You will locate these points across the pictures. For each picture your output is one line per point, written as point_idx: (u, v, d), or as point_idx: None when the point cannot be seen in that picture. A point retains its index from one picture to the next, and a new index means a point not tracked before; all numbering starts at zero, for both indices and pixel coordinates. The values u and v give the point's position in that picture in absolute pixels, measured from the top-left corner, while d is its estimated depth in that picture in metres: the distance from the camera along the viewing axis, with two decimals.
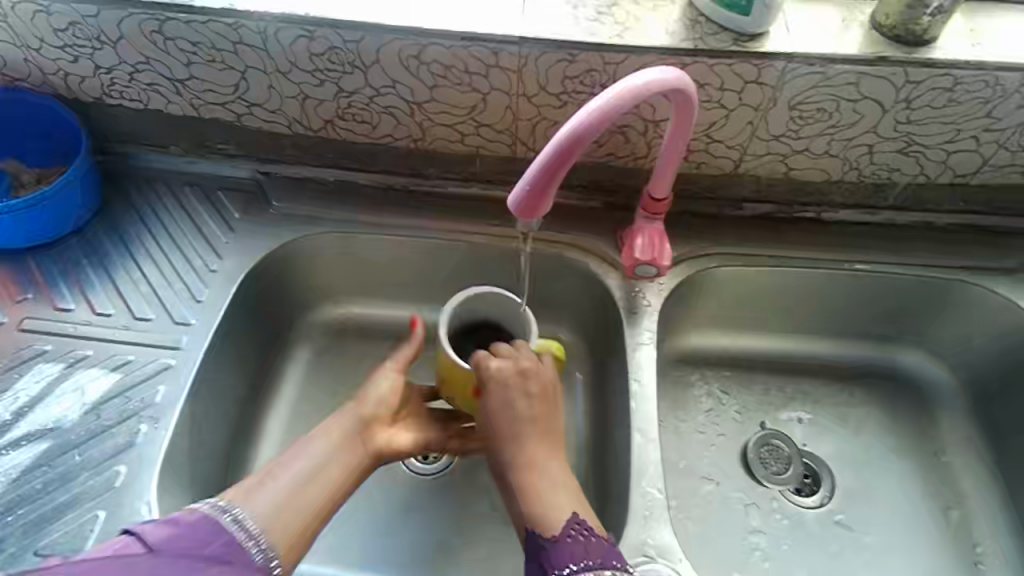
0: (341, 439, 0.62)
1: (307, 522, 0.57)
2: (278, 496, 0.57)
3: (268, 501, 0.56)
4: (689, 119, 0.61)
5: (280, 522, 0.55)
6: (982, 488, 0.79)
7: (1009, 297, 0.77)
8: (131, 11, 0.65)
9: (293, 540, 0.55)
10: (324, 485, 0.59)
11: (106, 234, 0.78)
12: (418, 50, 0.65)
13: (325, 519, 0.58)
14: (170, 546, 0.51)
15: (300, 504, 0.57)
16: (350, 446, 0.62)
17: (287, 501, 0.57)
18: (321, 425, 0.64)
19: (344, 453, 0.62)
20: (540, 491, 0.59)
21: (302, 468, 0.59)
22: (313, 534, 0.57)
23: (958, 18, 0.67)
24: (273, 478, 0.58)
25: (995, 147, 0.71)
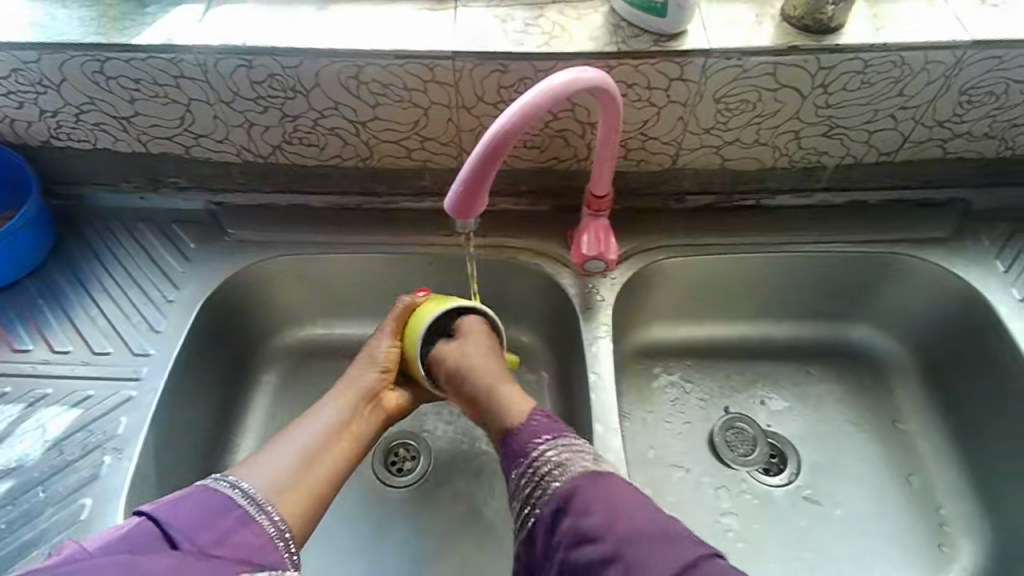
0: (343, 415, 0.66)
1: (314, 497, 0.59)
2: (282, 473, 0.58)
3: (275, 478, 0.58)
4: (615, 115, 0.64)
5: (287, 496, 0.57)
6: (940, 452, 0.82)
7: (944, 265, 0.81)
8: (71, 53, 0.66)
9: (300, 513, 0.57)
10: (327, 462, 0.61)
11: (61, 274, 0.78)
12: (356, 71, 0.68)
13: (331, 495, 0.61)
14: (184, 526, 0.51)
15: (306, 480, 0.59)
16: (350, 422, 0.66)
17: (293, 477, 0.59)
18: (322, 401, 0.67)
19: (343, 429, 0.65)
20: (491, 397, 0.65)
21: (304, 445, 0.61)
22: (322, 508, 0.59)
23: (862, 6, 0.71)
24: (277, 455, 0.60)
25: (912, 123, 0.76)
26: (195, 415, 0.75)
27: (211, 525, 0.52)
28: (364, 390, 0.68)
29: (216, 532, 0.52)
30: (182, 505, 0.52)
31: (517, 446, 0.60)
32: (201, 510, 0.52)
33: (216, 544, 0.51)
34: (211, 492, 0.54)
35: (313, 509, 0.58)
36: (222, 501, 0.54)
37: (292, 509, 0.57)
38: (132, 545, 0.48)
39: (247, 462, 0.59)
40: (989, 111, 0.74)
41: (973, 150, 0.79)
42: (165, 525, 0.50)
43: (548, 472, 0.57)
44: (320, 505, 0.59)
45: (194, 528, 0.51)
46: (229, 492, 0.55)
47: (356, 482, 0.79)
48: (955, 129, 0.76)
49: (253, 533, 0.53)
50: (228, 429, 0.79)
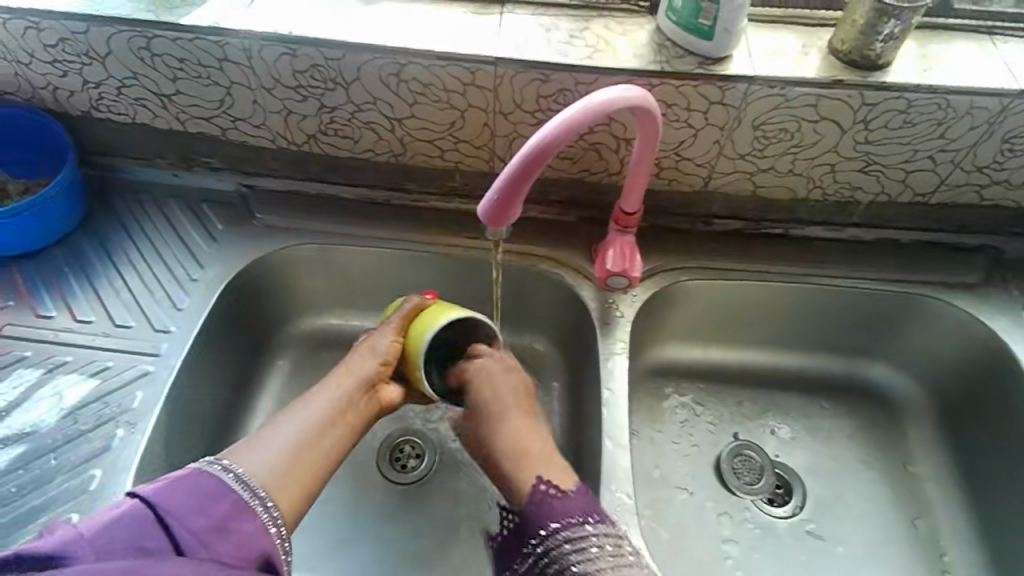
0: (336, 404, 0.65)
1: (303, 484, 0.59)
2: (274, 462, 0.58)
3: (266, 465, 0.58)
4: (654, 133, 0.64)
5: (278, 484, 0.57)
6: (949, 498, 0.81)
7: (970, 311, 0.80)
8: (119, 28, 0.67)
9: (293, 500, 0.58)
10: (319, 450, 0.62)
11: (89, 244, 0.79)
12: (397, 69, 0.68)
13: (322, 482, 0.61)
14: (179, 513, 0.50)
15: (297, 469, 0.59)
16: (344, 410, 0.66)
17: (283, 465, 0.59)
18: (316, 391, 0.66)
19: (337, 417, 0.65)
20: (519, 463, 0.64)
21: (296, 435, 0.61)
22: (312, 494, 0.60)
23: (911, 44, 0.71)
24: (269, 442, 0.60)
25: (951, 167, 0.75)
26: (208, 395, 0.75)
27: (205, 511, 0.51)
28: (361, 380, 0.68)
29: (211, 518, 0.51)
30: (175, 490, 0.51)
31: (540, 516, 0.59)
32: (197, 495, 0.52)
33: (210, 531, 0.50)
34: (205, 476, 0.54)
35: (303, 496, 0.59)
36: (215, 484, 0.54)
37: (282, 496, 0.57)
38: (127, 531, 0.47)
39: (239, 448, 0.59)
40: None
41: (1010, 198, 0.78)
42: (158, 510, 0.50)
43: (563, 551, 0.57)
44: (310, 491, 0.59)
45: (189, 516, 0.50)
46: (222, 477, 0.54)
47: (360, 475, 0.79)
48: (994, 175, 0.75)
49: (248, 520, 0.53)
50: (239, 411, 0.79)
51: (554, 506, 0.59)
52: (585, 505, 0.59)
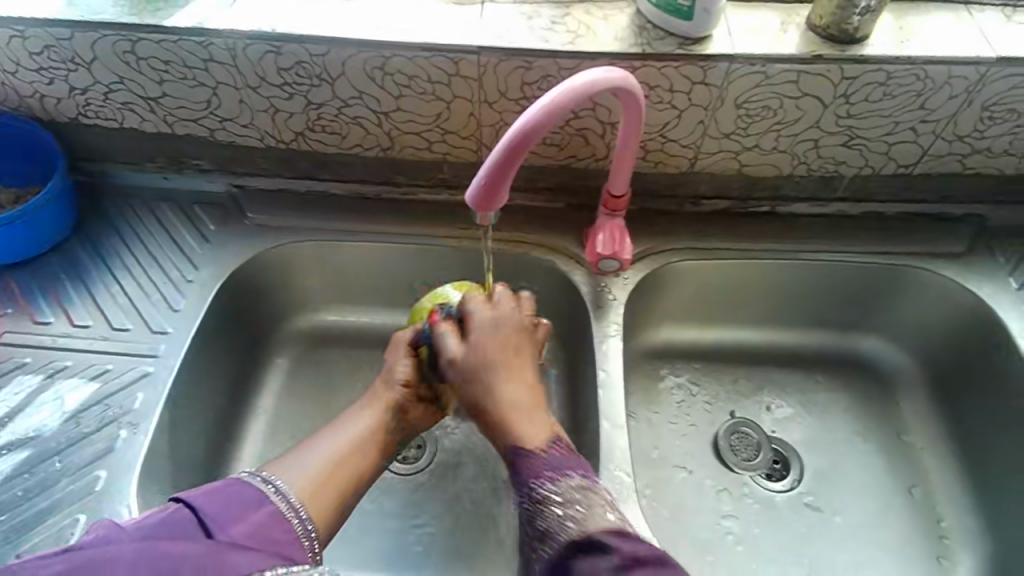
0: (373, 424, 0.66)
1: (339, 501, 0.60)
2: (312, 479, 0.59)
3: (306, 477, 0.59)
4: (638, 113, 0.65)
5: (315, 499, 0.58)
6: (943, 465, 0.82)
7: (957, 280, 0.81)
8: (103, 33, 0.68)
9: (327, 516, 0.58)
10: (355, 468, 0.62)
11: (83, 250, 0.79)
12: (382, 62, 0.68)
13: (355, 499, 0.62)
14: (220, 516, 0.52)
15: (332, 487, 0.60)
16: (379, 430, 0.66)
17: (320, 481, 0.59)
18: (353, 412, 0.67)
19: (374, 437, 0.66)
20: (511, 419, 0.58)
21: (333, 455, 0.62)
22: (348, 509, 0.60)
23: (888, 18, 0.72)
24: (309, 457, 0.61)
25: (932, 137, 0.76)
26: (208, 395, 0.76)
27: (244, 517, 0.53)
28: (395, 401, 0.68)
29: (250, 523, 0.52)
30: (216, 495, 0.53)
31: (528, 474, 0.56)
32: (234, 502, 0.53)
33: (247, 536, 0.51)
34: (244, 486, 0.55)
35: (337, 510, 0.59)
36: (256, 494, 0.55)
37: (318, 509, 0.58)
38: (169, 528, 0.49)
39: (279, 463, 0.60)
40: (1011, 128, 0.74)
41: (992, 166, 0.79)
42: (199, 514, 0.51)
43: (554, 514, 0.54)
44: (344, 507, 0.60)
45: (228, 520, 0.52)
46: (261, 487, 0.56)
47: None
48: (975, 144, 0.76)
49: (284, 528, 0.54)
50: (239, 410, 0.80)
51: (536, 463, 0.56)
52: (579, 464, 0.57)
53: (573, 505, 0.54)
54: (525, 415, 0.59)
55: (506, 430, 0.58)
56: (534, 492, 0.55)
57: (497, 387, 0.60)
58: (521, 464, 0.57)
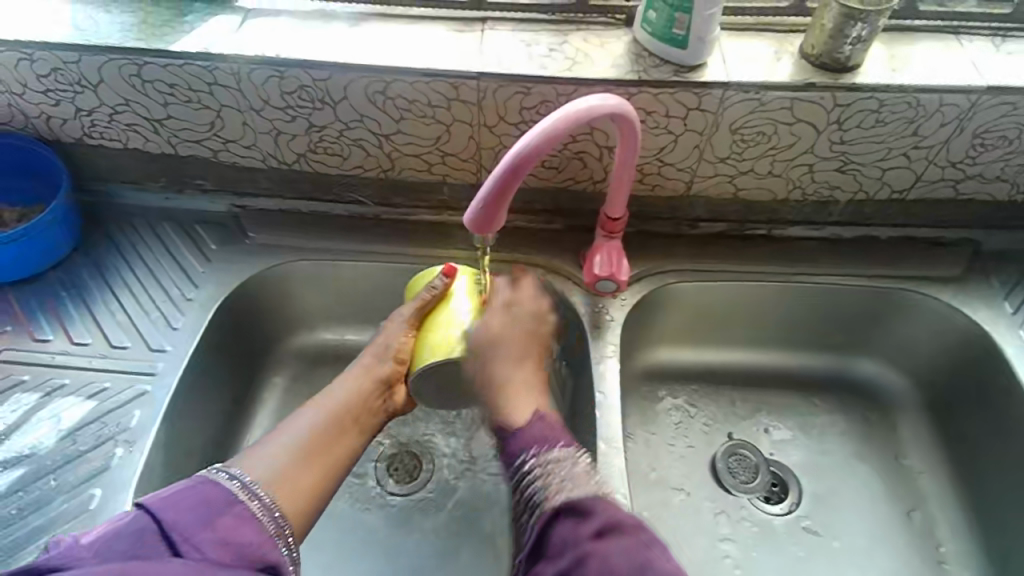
0: (348, 409, 0.67)
1: (311, 494, 0.60)
2: (283, 472, 0.60)
3: (275, 471, 0.59)
4: (635, 137, 0.66)
5: (288, 492, 0.59)
6: (941, 488, 0.82)
7: (953, 304, 0.81)
8: (110, 57, 0.69)
9: (301, 509, 0.59)
10: (327, 457, 0.63)
11: (84, 268, 0.80)
12: (384, 86, 0.70)
13: (332, 488, 0.62)
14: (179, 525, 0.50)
15: (307, 478, 0.61)
16: (355, 415, 0.67)
17: (291, 474, 0.60)
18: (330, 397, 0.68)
19: (348, 422, 0.67)
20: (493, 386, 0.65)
21: (305, 444, 0.63)
22: (322, 501, 0.61)
23: (878, 47, 0.73)
24: (275, 451, 0.61)
25: (925, 163, 0.77)
26: (206, 413, 0.76)
27: (212, 525, 0.52)
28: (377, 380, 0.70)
29: (217, 531, 0.51)
30: (180, 503, 0.52)
31: (511, 451, 0.61)
32: (201, 506, 0.52)
33: (213, 542, 0.51)
34: (212, 486, 0.54)
35: (311, 504, 0.60)
36: (223, 494, 0.54)
37: (291, 502, 0.58)
38: (128, 542, 0.48)
39: (248, 455, 0.60)
40: (1002, 154, 0.76)
41: (985, 192, 0.80)
42: (164, 526, 0.50)
43: (533, 485, 0.57)
44: (318, 501, 0.61)
45: (191, 530, 0.51)
46: (230, 486, 0.55)
47: (358, 488, 0.79)
48: (968, 170, 0.77)
49: (254, 530, 0.54)
50: (236, 428, 0.80)
51: (522, 436, 0.61)
52: (548, 432, 0.61)
53: (551, 475, 0.57)
54: (517, 394, 0.64)
55: (501, 403, 0.64)
56: (517, 468, 0.59)
57: (507, 362, 0.66)
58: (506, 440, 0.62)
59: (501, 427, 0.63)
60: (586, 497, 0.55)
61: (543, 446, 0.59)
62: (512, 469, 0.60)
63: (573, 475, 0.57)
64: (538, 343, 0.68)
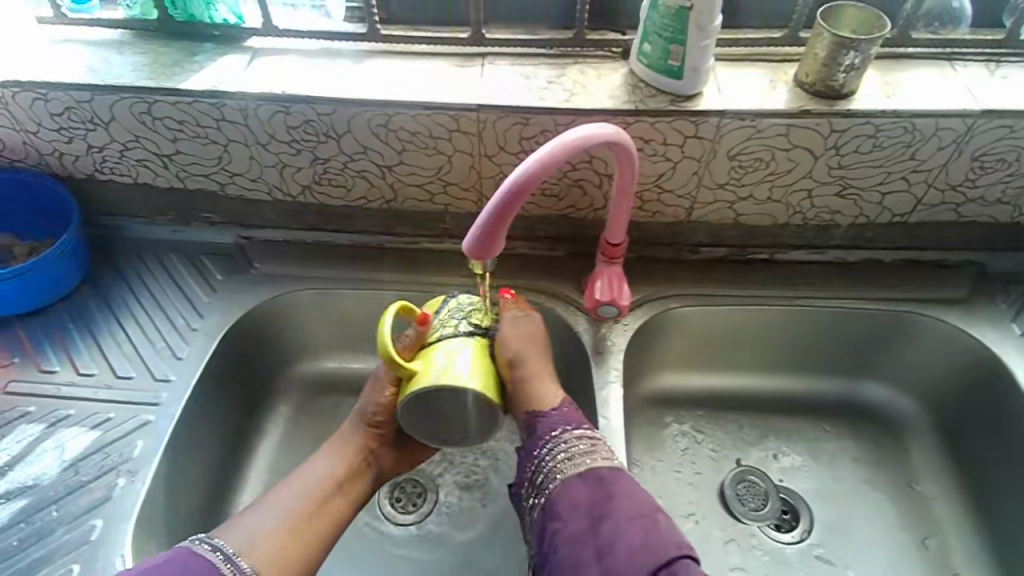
0: (334, 472, 0.66)
1: (297, 562, 0.59)
2: (264, 537, 0.59)
3: (258, 540, 0.58)
4: (632, 166, 0.67)
5: (271, 558, 0.58)
6: (956, 514, 0.80)
7: (959, 326, 0.81)
8: (121, 95, 0.71)
9: (286, 570, 0.58)
10: (317, 525, 0.62)
11: (92, 299, 0.81)
12: (386, 120, 0.71)
13: (321, 549, 0.61)
14: None
15: (294, 541, 0.60)
16: (344, 479, 0.66)
17: (273, 539, 0.59)
18: (320, 454, 0.68)
19: (338, 483, 0.66)
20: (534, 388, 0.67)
21: (292, 507, 0.62)
22: (312, 565, 0.60)
23: (873, 74, 0.74)
24: (259, 519, 0.60)
25: (925, 186, 0.77)
26: (210, 443, 0.76)
27: None
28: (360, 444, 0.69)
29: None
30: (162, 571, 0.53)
31: (537, 433, 0.64)
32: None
33: None
34: (194, 557, 0.55)
35: (298, 567, 0.59)
36: (205, 566, 0.54)
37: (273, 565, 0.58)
38: None
39: (230, 524, 0.59)
40: (1002, 177, 0.76)
41: (987, 214, 0.80)
42: None
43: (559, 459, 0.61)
44: (307, 568, 0.60)
45: None
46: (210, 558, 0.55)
47: (361, 518, 0.79)
48: (968, 193, 0.78)
49: None
50: (241, 457, 0.80)
51: (545, 421, 0.64)
52: (569, 418, 0.65)
53: (571, 454, 0.61)
54: (542, 382, 0.67)
55: (528, 399, 0.66)
56: (541, 447, 0.62)
57: (530, 360, 0.68)
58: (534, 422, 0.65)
59: (531, 413, 0.66)
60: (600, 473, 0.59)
61: (565, 428, 0.63)
62: (533, 450, 0.63)
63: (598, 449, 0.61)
64: (535, 346, 0.69)
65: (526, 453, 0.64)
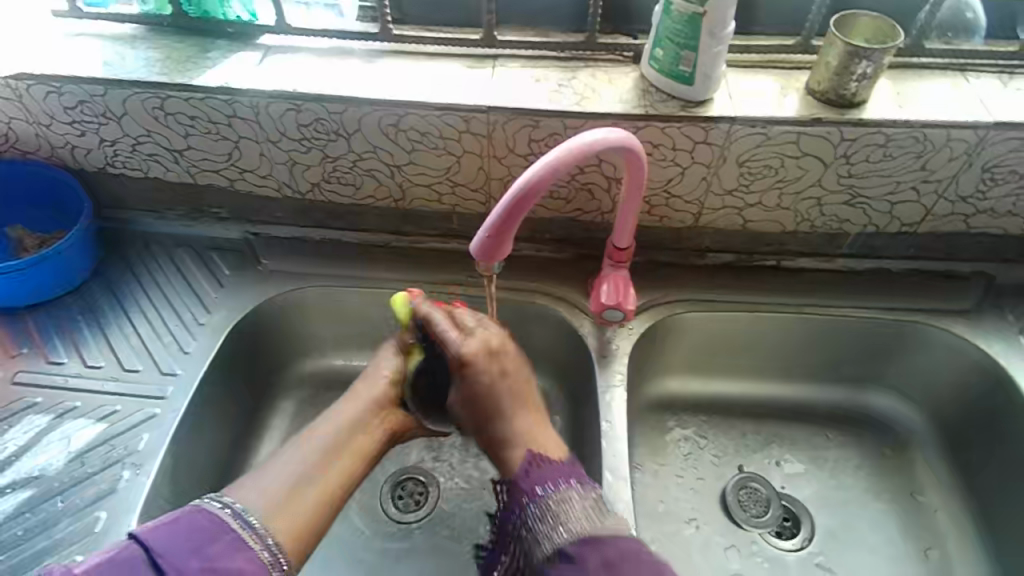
0: (347, 428, 0.62)
1: (311, 520, 0.54)
2: (276, 495, 0.54)
3: (271, 497, 0.54)
4: (641, 170, 0.67)
5: (285, 516, 0.53)
6: (959, 527, 0.80)
7: (967, 337, 0.80)
8: (135, 90, 0.72)
9: (300, 530, 0.54)
10: (332, 481, 0.58)
11: (101, 292, 0.82)
12: (396, 120, 0.72)
13: (336, 507, 0.57)
14: (170, 547, 0.48)
15: (308, 500, 0.55)
16: (359, 435, 0.62)
17: (287, 496, 0.55)
18: (333, 409, 0.64)
19: (353, 438, 0.61)
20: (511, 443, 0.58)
21: (305, 461, 0.58)
22: (325, 526, 0.56)
23: (885, 83, 0.74)
24: (275, 472, 0.56)
25: (935, 197, 0.77)
26: (214, 437, 0.77)
27: (200, 550, 0.48)
28: (373, 400, 0.65)
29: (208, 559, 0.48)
30: (173, 528, 0.49)
31: (519, 493, 0.55)
32: (192, 534, 0.49)
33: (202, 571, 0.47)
34: (203, 513, 0.51)
35: (311, 527, 0.54)
36: (217, 521, 0.51)
37: (286, 523, 0.53)
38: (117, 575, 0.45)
39: (244, 480, 0.55)
40: (1013, 189, 0.75)
41: (997, 226, 0.80)
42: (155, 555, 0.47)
43: (546, 525, 0.52)
44: (318, 531, 0.55)
45: (185, 556, 0.48)
46: (221, 513, 0.51)
47: (363, 515, 0.79)
48: (978, 205, 0.77)
49: (246, 555, 0.50)
50: (244, 452, 0.80)
51: (528, 477, 0.55)
52: (557, 473, 0.55)
53: (560, 518, 0.52)
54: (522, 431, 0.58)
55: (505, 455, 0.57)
56: (524, 512, 0.54)
57: (521, 417, 0.59)
58: (516, 480, 0.55)
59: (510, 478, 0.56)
60: (593, 537, 0.50)
61: (550, 486, 0.54)
62: (521, 513, 0.54)
63: (590, 511, 0.52)
64: (505, 385, 0.59)
65: (511, 513, 0.56)
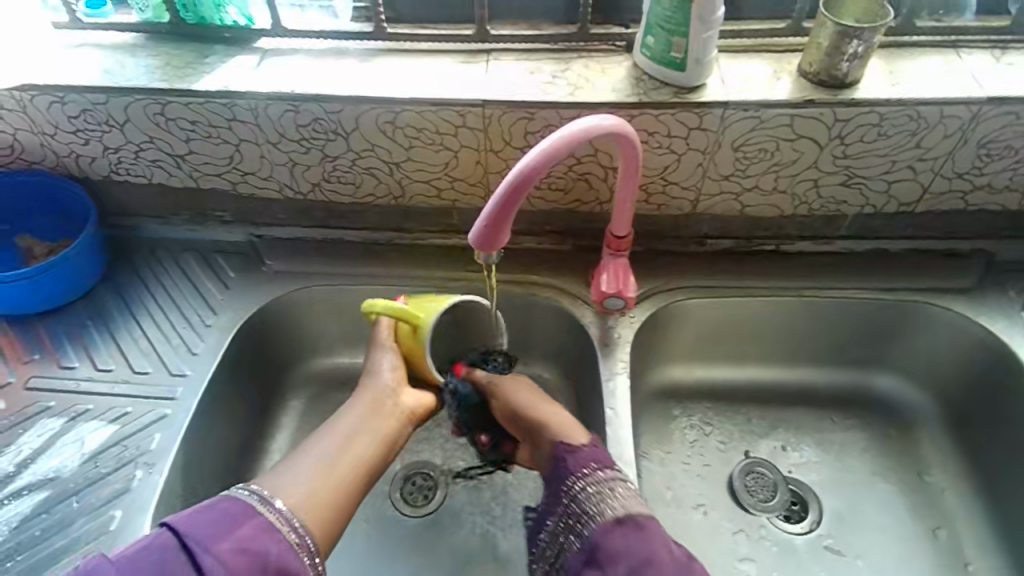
0: (364, 421, 0.63)
1: (336, 509, 0.56)
2: (301, 487, 0.55)
3: (295, 489, 0.55)
4: (636, 157, 0.67)
5: (310, 506, 0.55)
6: (966, 506, 0.80)
7: (968, 315, 0.80)
8: (136, 96, 0.73)
9: (326, 520, 0.55)
10: (354, 471, 0.59)
11: (110, 297, 0.83)
12: (393, 117, 0.73)
13: (358, 496, 0.58)
14: (198, 533, 0.49)
15: (331, 491, 0.56)
16: (378, 426, 0.63)
17: (311, 487, 0.56)
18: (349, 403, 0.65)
19: (372, 428, 0.62)
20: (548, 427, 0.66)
21: (325, 456, 0.58)
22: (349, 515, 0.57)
23: (877, 63, 0.74)
24: (297, 468, 0.57)
25: (932, 175, 0.77)
26: (225, 438, 0.78)
27: (229, 535, 0.49)
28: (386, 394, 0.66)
29: (234, 540, 0.49)
30: (202, 517, 0.50)
31: (567, 469, 0.61)
32: (220, 521, 0.50)
33: (232, 552, 0.48)
34: (229, 502, 0.52)
35: (336, 516, 0.56)
36: (245, 509, 0.52)
37: (313, 514, 0.54)
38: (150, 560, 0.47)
39: (272, 472, 0.57)
40: (1010, 164, 0.76)
41: (995, 202, 0.80)
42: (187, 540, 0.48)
43: (587, 499, 0.58)
44: (343, 517, 0.56)
45: (215, 539, 0.49)
46: (249, 501, 0.52)
47: (373, 510, 0.80)
48: (975, 181, 0.78)
49: (273, 542, 0.51)
50: (254, 453, 0.81)
51: (577, 456, 0.62)
52: (600, 456, 0.62)
53: (601, 495, 0.58)
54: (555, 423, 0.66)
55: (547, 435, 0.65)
56: (571, 484, 0.60)
57: (538, 409, 0.68)
58: (563, 456, 0.62)
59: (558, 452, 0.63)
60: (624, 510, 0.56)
61: (596, 466, 0.61)
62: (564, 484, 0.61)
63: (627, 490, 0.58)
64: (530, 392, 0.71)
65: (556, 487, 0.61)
